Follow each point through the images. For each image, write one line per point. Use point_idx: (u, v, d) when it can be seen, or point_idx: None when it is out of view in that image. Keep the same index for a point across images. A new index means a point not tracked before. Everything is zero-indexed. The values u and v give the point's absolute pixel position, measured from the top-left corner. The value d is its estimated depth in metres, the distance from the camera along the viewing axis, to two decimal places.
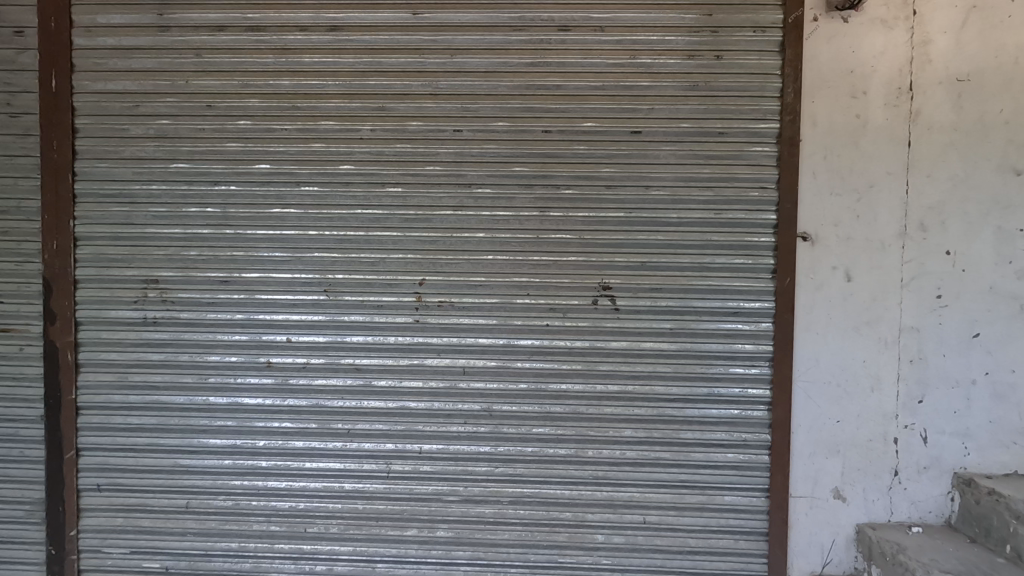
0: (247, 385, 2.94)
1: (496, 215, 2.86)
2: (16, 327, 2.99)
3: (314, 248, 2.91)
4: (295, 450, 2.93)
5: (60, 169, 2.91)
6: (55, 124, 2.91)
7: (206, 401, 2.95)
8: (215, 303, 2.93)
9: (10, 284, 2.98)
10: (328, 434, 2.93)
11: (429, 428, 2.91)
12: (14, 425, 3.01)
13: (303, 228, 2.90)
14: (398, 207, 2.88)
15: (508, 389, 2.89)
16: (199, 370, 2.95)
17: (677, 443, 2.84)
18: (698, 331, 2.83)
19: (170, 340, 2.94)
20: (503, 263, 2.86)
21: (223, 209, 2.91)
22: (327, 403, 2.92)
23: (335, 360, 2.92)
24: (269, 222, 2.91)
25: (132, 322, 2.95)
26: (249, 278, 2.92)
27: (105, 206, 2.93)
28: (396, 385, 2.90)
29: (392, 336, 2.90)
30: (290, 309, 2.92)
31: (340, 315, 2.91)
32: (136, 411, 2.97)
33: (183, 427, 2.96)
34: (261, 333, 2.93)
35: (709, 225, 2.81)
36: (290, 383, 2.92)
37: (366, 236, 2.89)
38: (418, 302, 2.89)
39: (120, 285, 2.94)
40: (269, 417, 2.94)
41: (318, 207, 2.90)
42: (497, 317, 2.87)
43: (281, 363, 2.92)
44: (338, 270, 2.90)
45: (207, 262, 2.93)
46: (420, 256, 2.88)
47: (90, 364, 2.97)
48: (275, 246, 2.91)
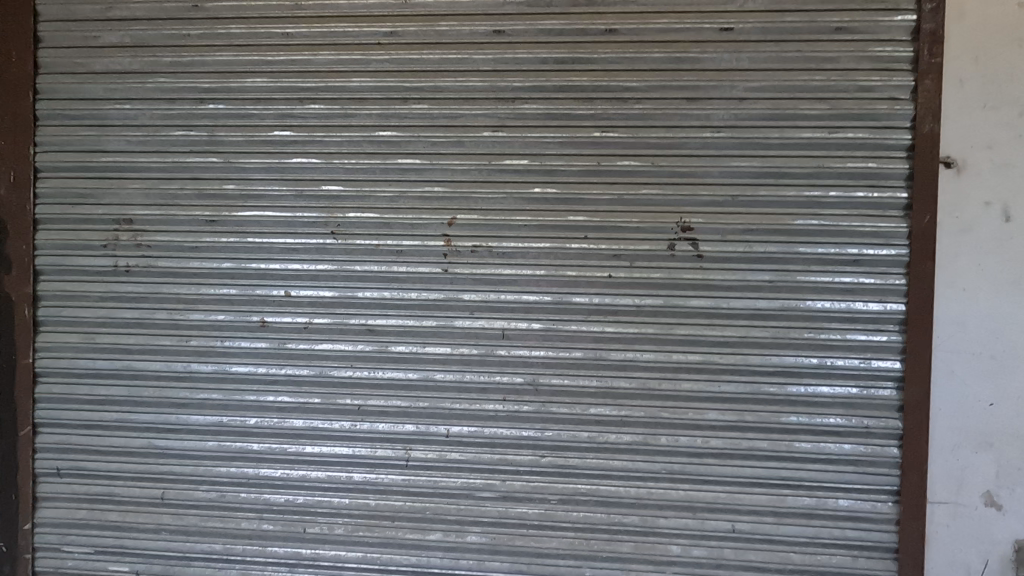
0: (236, 350, 2.39)
1: (547, 136, 2.26)
2: None
3: (320, 180, 2.36)
4: (294, 430, 2.37)
5: (20, 85, 2.42)
6: (14, 31, 2.41)
7: (187, 368, 2.41)
8: (199, 248, 2.39)
9: None
10: (334, 411, 2.36)
11: (458, 407, 2.32)
12: None
13: (307, 156, 2.35)
14: (423, 129, 2.31)
15: (558, 358, 2.28)
16: (179, 330, 2.41)
17: (776, 429, 2.23)
18: (806, 286, 2.19)
19: (147, 293, 2.41)
20: (555, 199, 2.27)
21: (211, 134, 2.38)
22: (333, 372, 2.36)
23: (343, 320, 2.35)
24: (266, 149, 2.37)
25: (101, 271, 2.42)
26: (241, 218, 2.38)
27: (72, 131, 2.43)
28: (418, 352, 2.33)
29: (414, 291, 2.33)
30: (290, 256, 2.37)
31: (350, 264, 2.35)
32: (104, 381, 2.44)
33: (158, 401, 2.42)
34: (254, 286, 2.38)
35: (823, 148, 2.17)
36: (289, 347, 2.37)
37: (384, 165, 2.32)
38: (447, 248, 2.30)
39: (88, 227, 2.42)
40: (262, 390, 2.39)
41: (326, 129, 2.35)
42: (546, 267, 2.28)
43: (278, 323, 2.37)
44: (349, 208, 2.35)
45: (191, 198, 2.40)
46: (451, 190, 2.30)
47: (51, 322, 2.45)
48: (273, 179, 2.37)
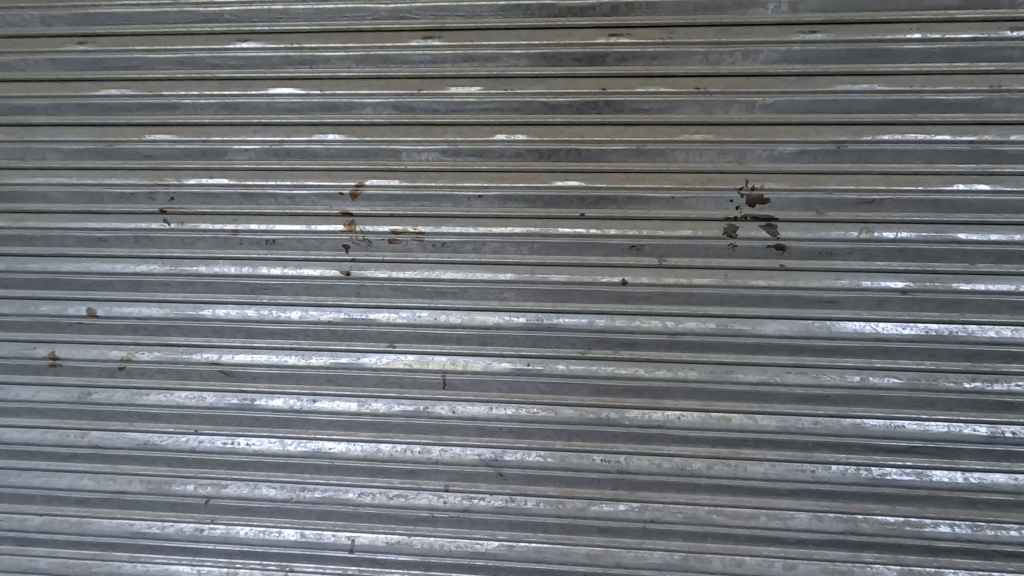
0: (11, 407, 1.46)
1: (514, 44, 1.31)
2: None
3: (141, 125, 1.41)
4: (105, 538, 1.45)
5: None
6: None
7: None
8: None
9: None
10: (168, 507, 1.44)
11: (370, 502, 1.40)
12: None
13: (120, 86, 1.40)
14: (309, 36, 1.35)
15: (536, 423, 1.36)
16: None
17: (914, 548, 1.32)
18: (970, 301, 1.25)
19: None
20: (529, 153, 1.33)
21: None
22: (166, 443, 1.43)
23: (180, 356, 1.42)
24: (54, 75, 1.41)
25: None
26: (13, 188, 1.43)
27: None
28: (304, 411, 1.41)
29: (297, 308, 1.40)
30: (93, 251, 1.43)
31: (191, 265, 1.41)
32: None
33: None
34: (35, 300, 1.44)
35: (1005, 57, 1.20)
36: (94, 403, 1.44)
37: (244, 98, 1.38)
38: (347, 236, 1.37)
39: None
40: (54, 470, 1.46)
41: (148, 40, 1.38)
42: (514, 269, 1.35)
43: (78, 361, 1.44)
44: (187, 170, 1.40)
45: None
46: (354, 139, 1.36)
47: None
48: (66, 123, 1.43)
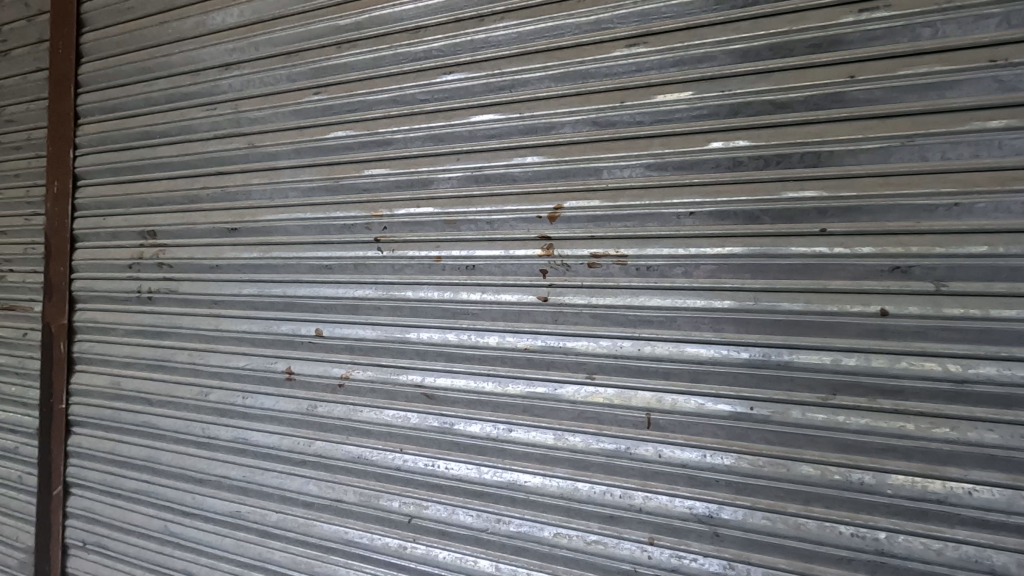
0: (258, 413, 1.67)
1: (733, 39, 1.14)
2: (21, 304, 2.16)
3: (361, 161, 1.53)
4: (325, 541, 1.57)
5: (64, 80, 2.03)
6: (57, 15, 2.03)
7: (205, 431, 1.76)
8: (220, 268, 1.73)
9: (17, 247, 2.17)
10: (376, 520, 1.52)
11: (566, 544, 1.31)
12: (14, 439, 2.16)
13: (345, 127, 1.55)
14: (509, 60, 1.34)
15: (760, 479, 1.15)
16: (199, 380, 1.78)
17: None
18: None
19: (168, 327, 1.83)
20: (752, 160, 1.14)
21: (234, 109, 1.71)
22: (375, 459, 1.51)
23: (389, 377, 1.50)
24: (296, 123, 1.62)
25: (127, 296, 1.91)
26: (265, 223, 1.66)
27: (106, 126, 1.97)
28: (500, 440, 1.37)
29: (495, 334, 1.38)
30: (322, 277, 1.58)
31: (399, 289, 1.48)
32: (131, 437, 1.91)
33: (176, 472, 1.80)
34: (278, 321, 1.65)
35: None
36: (319, 415, 1.58)
37: (449, 128, 1.41)
38: (545, 260, 1.32)
39: (116, 243, 1.94)
40: (287, 473, 1.63)
41: (369, 83, 1.51)
42: (733, 295, 1.16)
43: (307, 376, 1.60)
44: (398, 201, 1.48)
45: (213, 200, 1.75)
46: (552, 160, 1.30)
47: (86, 359, 2.02)
48: (303, 165, 1.61)
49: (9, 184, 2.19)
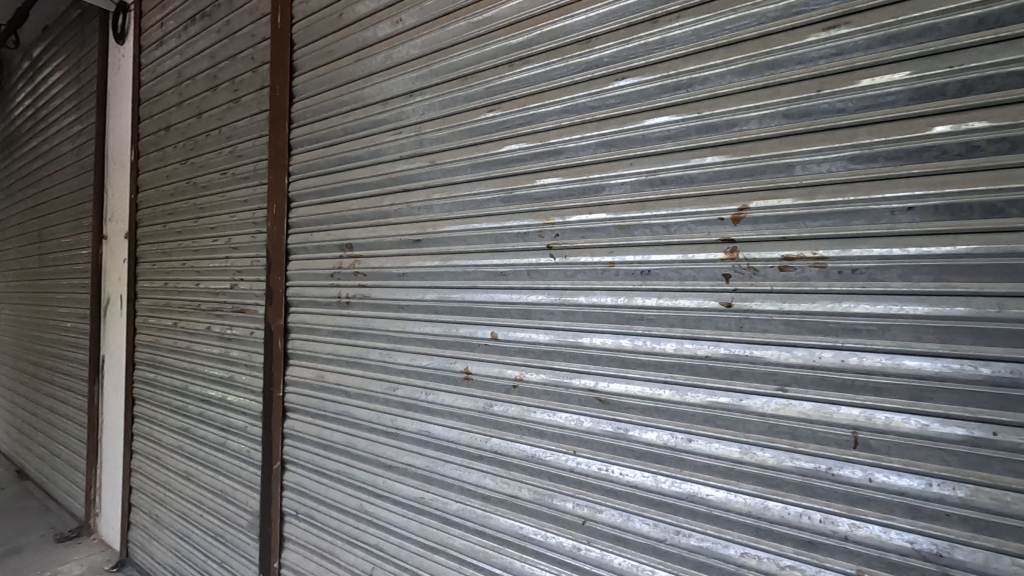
0: (439, 409, 1.82)
1: (964, 6, 1.00)
2: (250, 307, 2.60)
3: (532, 172, 1.59)
4: (501, 533, 1.66)
5: (280, 118, 2.41)
6: (278, 65, 2.42)
7: (393, 423, 1.95)
8: (406, 275, 1.92)
9: (247, 260, 2.62)
10: (550, 519, 1.56)
11: (755, 566, 1.22)
12: (245, 420, 2.61)
13: (518, 140, 1.62)
14: (686, 59, 1.31)
15: (1009, 517, 0.97)
16: (388, 376, 1.98)
17: None
18: None
19: (362, 329, 2.07)
20: (991, 144, 0.98)
21: (417, 132, 1.89)
22: (548, 459, 1.56)
23: (562, 380, 1.54)
24: (472, 140, 1.74)
25: (329, 301, 2.20)
26: (445, 235, 1.81)
27: (312, 155, 2.29)
28: (679, 449, 1.33)
29: (672, 340, 1.34)
30: (497, 283, 1.67)
31: (572, 295, 1.51)
32: (332, 424, 2.19)
33: (369, 457, 2.03)
34: (456, 324, 1.78)
35: None
36: (495, 414, 1.68)
37: (621, 134, 1.41)
38: (729, 263, 1.25)
39: (320, 255, 2.24)
40: (466, 466, 1.75)
41: (541, 97, 1.57)
42: (968, 301, 1.00)
43: (483, 377, 1.71)
44: (570, 208, 1.51)
45: (400, 215, 1.95)
46: (736, 158, 1.24)
47: (297, 355, 2.36)
48: (479, 178, 1.72)
49: (241, 209, 2.66)
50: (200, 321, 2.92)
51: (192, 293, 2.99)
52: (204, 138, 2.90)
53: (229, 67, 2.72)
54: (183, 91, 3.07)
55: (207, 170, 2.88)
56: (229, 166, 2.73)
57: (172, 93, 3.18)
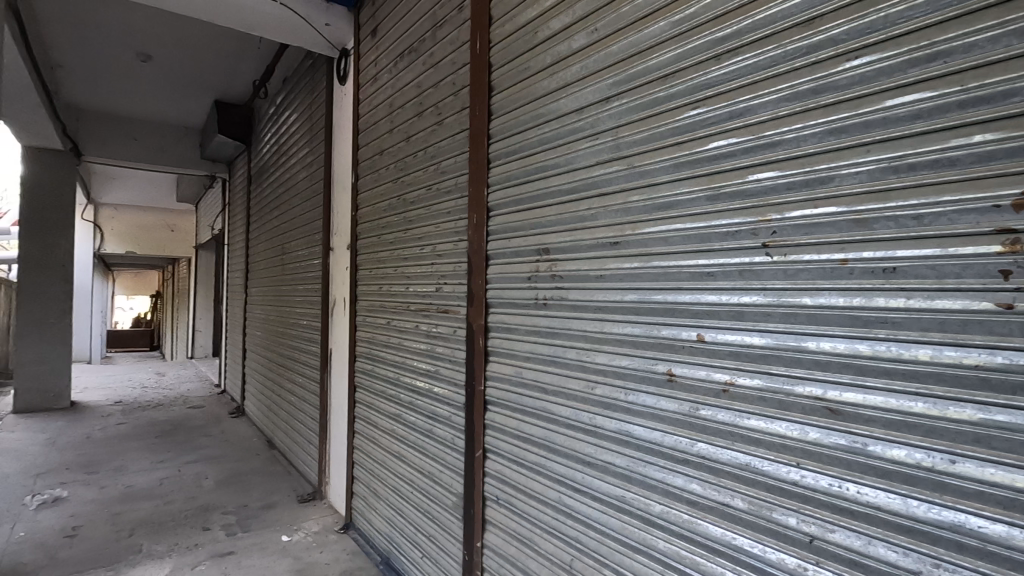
0: (640, 410, 1.83)
1: None
2: (453, 308, 2.88)
3: (743, 167, 1.53)
4: (710, 541, 1.61)
5: (479, 135, 2.63)
6: (477, 87, 2.65)
7: (592, 420, 2.01)
8: (603, 277, 1.96)
9: (450, 266, 2.91)
10: (768, 532, 1.47)
11: None
12: (449, 410, 2.89)
13: (726, 136, 1.57)
14: (943, 27, 1.16)
15: None
16: (586, 374, 2.05)
17: None
18: None
19: (559, 329, 2.17)
20: None
21: (614, 137, 1.93)
22: (765, 468, 1.48)
23: (782, 387, 1.44)
24: (672, 140, 1.72)
25: (526, 302, 2.34)
26: (646, 236, 1.81)
27: (509, 167, 2.46)
28: (938, 471, 1.17)
29: (927, 346, 1.18)
30: (702, 284, 1.64)
31: (793, 296, 1.41)
32: (530, 418, 2.32)
33: (568, 452, 2.12)
34: (658, 325, 1.78)
35: None
36: (702, 418, 1.64)
37: (855, 118, 1.29)
38: (1008, 258, 1.07)
39: (517, 259, 2.39)
40: (670, 469, 1.73)
41: (752, 88, 1.50)
42: None
43: (689, 380, 1.68)
44: (790, 203, 1.42)
45: (596, 218, 2.00)
46: (1018, 134, 1.06)
47: (496, 352, 2.55)
48: (681, 178, 1.70)
49: (445, 219, 2.96)
50: (409, 321, 3.31)
51: (402, 295, 3.40)
52: (412, 159, 3.28)
53: (434, 94, 3.05)
54: (394, 119, 3.51)
55: (415, 187, 3.26)
56: (434, 182, 3.06)
57: (385, 121, 3.66)
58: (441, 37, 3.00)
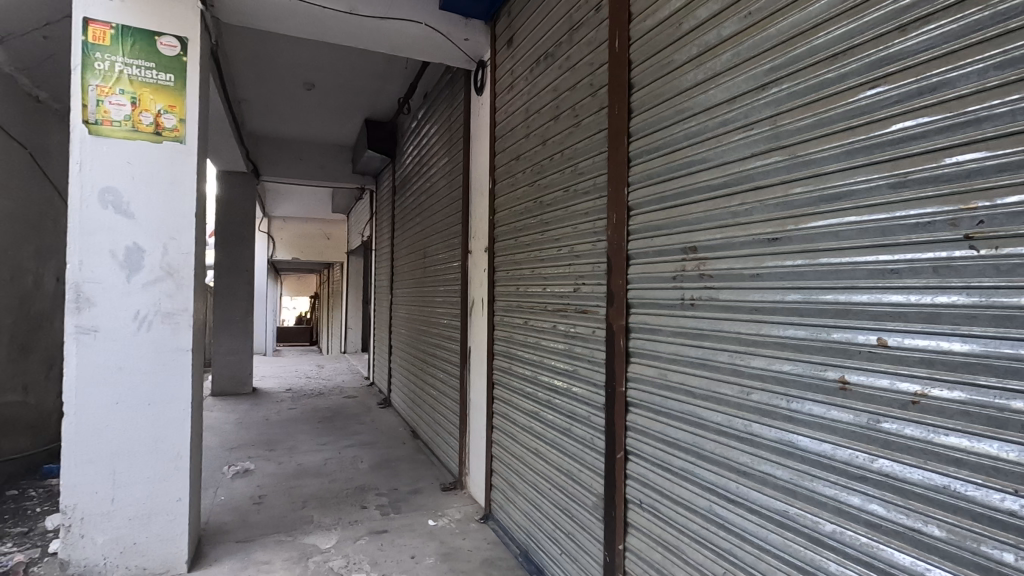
0: (806, 419, 1.69)
1: None
2: (592, 309, 2.88)
3: (938, 149, 1.35)
4: (896, 570, 1.43)
5: (619, 134, 2.61)
6: (616, 85, 2.63)
7: (748, 427, 1.90)
8: (760, 276, 1.84)
9: (588, 266, 2.91)
10: (975, 567, 1.28)
11: None
12: (588, 410, 2.90)
13: (914, 116, 1.40)
14: None
15: None
16: (740, 379, 1.94)
17: None
18: None
19: (709, 331, 2.07)
20: None
21: (772, 126, 1.80)
22: (972, 494, 1.29)
23: (993, 401, 1.25)
24: (844, 124, 1.57)
25: (671, 303, 2.27)
26: (811, 230, 1.67)
27: (651, 164, 2.40)
28: None
29: None
30: (883, 283, 1.47)
31: (1008, 295, 1.22)
32: (676, 422, 2.25)
33: (720, 460, 2.02)
34: (827, 328, 1.63)
35: None
36: (885, 432, 1.47)
37: None
38: None
39: (661, 258, 2.33)
40: (844, 486, 1.58)
41: (949, 60, 1.33)
42: None
43: (867, 388, 1.52)
44: (1002, 187, 1.23)
45: (751, 214, 1.88)
46: None
47: (638, 353, 2.51)
48: (855, 165, 1.55)
49: (583, 220, 2.98)
50: (547, 321, 3.37)
51: (539, 296, 3.48)
52: (549, 162, 3.35)
53: (571, 96, 3.08)
54: (530, 124, 3.61)
55: (551, 189, 3.32)
56: (571, 183, 3.09)
57: (521, 127, 3.77)
58: (578, 39, 3.02)
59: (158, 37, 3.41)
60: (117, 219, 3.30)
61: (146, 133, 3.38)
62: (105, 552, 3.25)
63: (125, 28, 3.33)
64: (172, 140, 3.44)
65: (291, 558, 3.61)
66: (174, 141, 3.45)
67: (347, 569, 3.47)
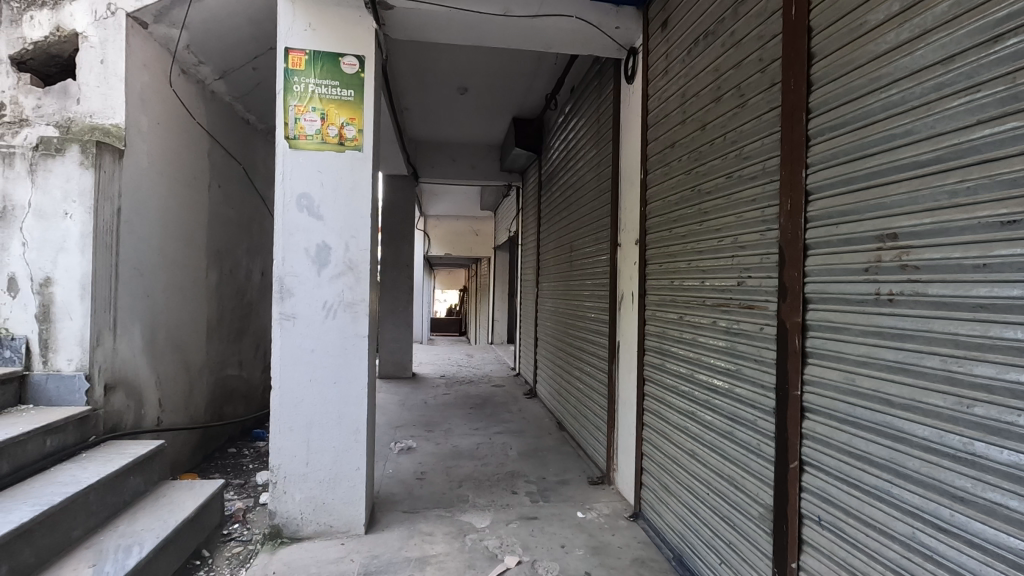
0: None
1: None
2: (758, 304, 2.66)
3: None
4: None
5: (795, 111, 2.36)
6: (793, 58, 2.38)
7: (968, 446, 1.62)
8: (989, 267, 1.55)
9: (755, 258, 2.69)
10: None
11: None
12: (753, 412, 2.68)
13: None
14: None
15: None
16: (957, 390, 1.65)
17: None
18: None
19: (911, 331, 1.80)
20: None
21: (1009, 85, 1.50)
22: None
23: None
24: None
25: (860, 298, 2.01)
26: None
27: (835, 141, 2.14)
28: None
29: None
30: None
31: None
32: (866, 433, 1.99)
33: (926, 481, 1.74)
34: None
35: None
36: None
37: None
38: None
39: (848, 248, 2.06)
40: None
41: None
42: None
43: None
44: None
45: (977, 193, 1.59)
46: None
47: (817, 353, 2.26)
48: None
49: (748, 208, 2.75)
50: (705, 316, 3.18)
51: (696, 290, 3.30)
52: (709, 147, 3.15)
53: (736, 75, 2.86)
54: (687, 108, 3.43)
55: (711, 176, 3.13)
56: (734, 169, 2.88)
57: (676, 113, 3.59)
58: (744, 12, 2.79)
59: (341, 58, 3.84)
60: (310, 220, 3.79)
61: (333, 144, 3.83)
62: (302, 507, 3.79)
63: (316, 53, 3.80)
64: (352, 149, 3.86)
65: (451, 532, 3.88)
66: (354, 150, 3.86)
67: (501, 549, 3.64)
